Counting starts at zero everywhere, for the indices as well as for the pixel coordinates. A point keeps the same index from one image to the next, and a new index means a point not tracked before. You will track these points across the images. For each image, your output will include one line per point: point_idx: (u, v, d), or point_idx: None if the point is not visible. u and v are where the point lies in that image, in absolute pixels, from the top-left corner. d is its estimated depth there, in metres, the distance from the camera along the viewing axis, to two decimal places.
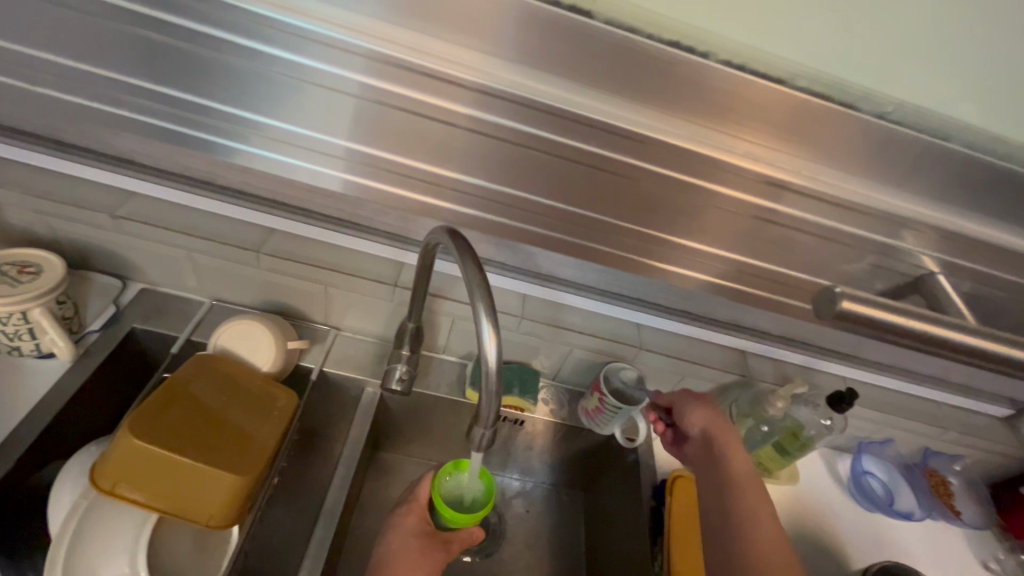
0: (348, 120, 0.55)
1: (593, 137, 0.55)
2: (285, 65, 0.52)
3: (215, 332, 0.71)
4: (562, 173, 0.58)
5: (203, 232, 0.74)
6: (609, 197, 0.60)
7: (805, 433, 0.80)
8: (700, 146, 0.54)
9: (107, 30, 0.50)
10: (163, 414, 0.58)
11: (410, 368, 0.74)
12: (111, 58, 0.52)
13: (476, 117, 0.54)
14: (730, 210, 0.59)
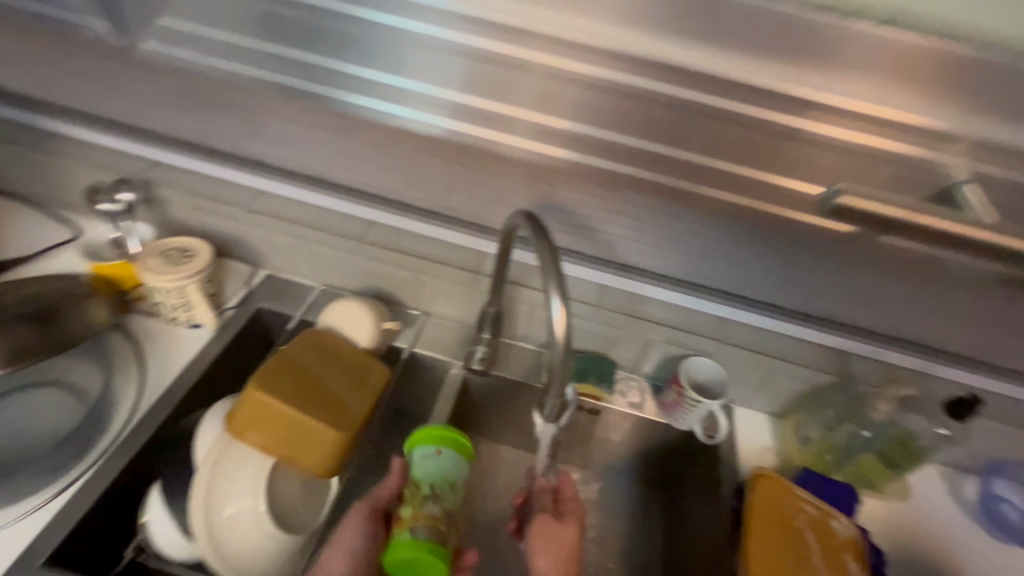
0: (441, 69, 0.56)
1: (680, 82, 0.52)
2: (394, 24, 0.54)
3: (325, 312, 0.79)
4: (656, 120, 0.55)
5: (318, 225, 0.84)
6: (715, 146, 0.55)
7: (917, 442, 0.73)
8: (795, 83, 0.50)
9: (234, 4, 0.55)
10: (281, 375, 0.66)
11: (491, 349, 0.78)
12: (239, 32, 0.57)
13: (565, 60, 0.52)
14: (855, 154, 0.53)
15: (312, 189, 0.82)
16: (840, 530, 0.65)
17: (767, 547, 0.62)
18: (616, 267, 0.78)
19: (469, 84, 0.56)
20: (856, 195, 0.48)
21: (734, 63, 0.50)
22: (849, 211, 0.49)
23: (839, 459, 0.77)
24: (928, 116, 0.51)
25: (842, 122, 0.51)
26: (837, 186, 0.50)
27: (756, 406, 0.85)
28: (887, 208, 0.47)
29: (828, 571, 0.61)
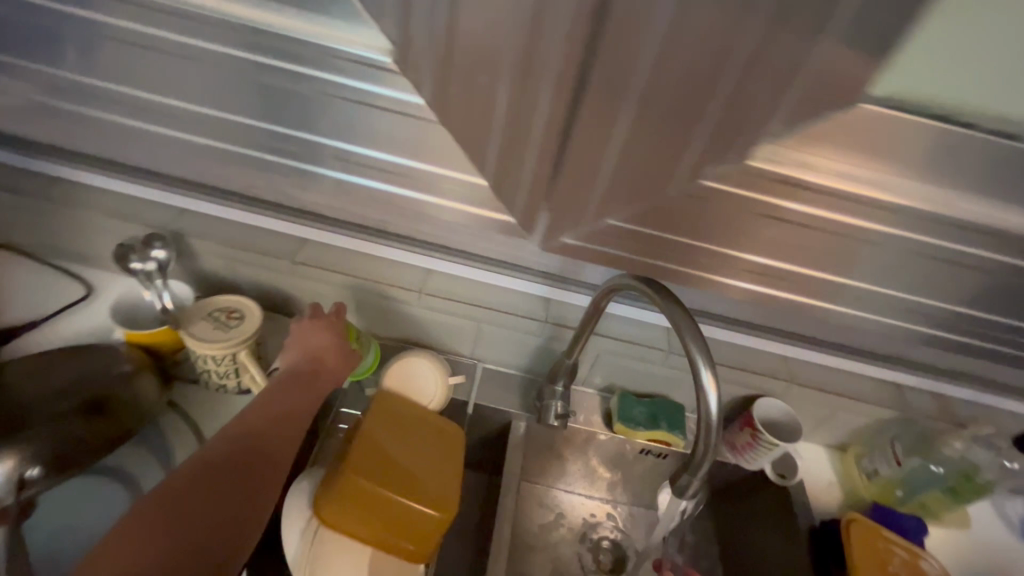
0: (441, 150, 0.51)
1: (680, 153, 0.46)
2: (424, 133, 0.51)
3: (389, 370, 0.74)
4: (639, 189, 0.50)
5: (369, 275, 0.78)
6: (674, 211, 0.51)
7: (982, 476, 0.75)
8: (767, 154, 0.45)
9: (348, 101, 0.49)
10: (357, 454, 0.60)
11: (567, 402, 0.76)
12: (344, 128, 0.51)
13: (548, 124, 0.46)
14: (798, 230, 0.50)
15: (370, 240, 0.77)
16: (931, 571, 0.66)
17: None
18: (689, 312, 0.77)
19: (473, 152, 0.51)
20: None
21: (717, 140, 0.45)
22: None
23: (910, 492, 0.79)
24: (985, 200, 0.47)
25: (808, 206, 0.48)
26: None
27: (817, 439, 0.87)
28: None
29: None
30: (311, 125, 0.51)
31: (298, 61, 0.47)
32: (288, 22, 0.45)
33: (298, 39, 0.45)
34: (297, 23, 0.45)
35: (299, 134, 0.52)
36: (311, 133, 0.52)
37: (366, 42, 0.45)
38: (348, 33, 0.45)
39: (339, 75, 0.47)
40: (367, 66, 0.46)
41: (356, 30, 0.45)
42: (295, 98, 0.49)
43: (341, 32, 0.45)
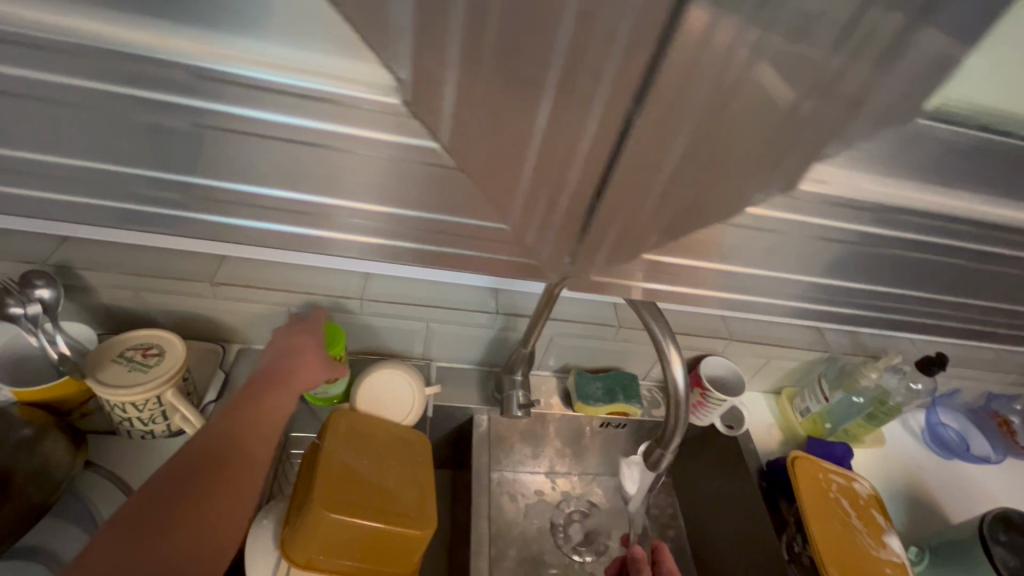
0: (398, 186, 0.42)
1: (702, 171, 0.41)
2: (368, 185, 0.41)
3: (361, 385, 0.73)
4: (652, 213, 0.44)
5: (303, 287, 0.72)
6: (680, 232, 0.46)
7: (893, 399, 0.84)
8: (784, 167, 0.41)
9: (243, 136, 0.38)
10: (329, 494, 0.55)
11: (528, 391, 0.75)
12: (239, 166, 0.40)
13: (551, 148, 0.39)
14: (799, 239, 0.47)
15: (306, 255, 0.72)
16: (863, 490, 0.75)
17: (833, 535, 0.68)
18: None
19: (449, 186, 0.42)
20: None
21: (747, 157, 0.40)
22: None
23: (835, 422, 0.88)
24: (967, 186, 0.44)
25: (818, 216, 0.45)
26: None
27: (755, 386, 0.94)
28: None
29: (868, 530, 0.70)
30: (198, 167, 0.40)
31: (168, 88, 0.36)
32: (140, 38, 0.34)
33: (159, 59, 0.34)
34: (155, 39, 0.34)
35: (183, 180, 0.41)
36: (196, 176, 0.41)
37: (253, 59, 0.35)
38: (231, 47, 0.35)
39: (222, 105, 0.37)
40: (261, 89, 0.36)
41: (237, 43, 0.35)
42: (170, 134, 0.38)
43: (210, 45, 0.34)
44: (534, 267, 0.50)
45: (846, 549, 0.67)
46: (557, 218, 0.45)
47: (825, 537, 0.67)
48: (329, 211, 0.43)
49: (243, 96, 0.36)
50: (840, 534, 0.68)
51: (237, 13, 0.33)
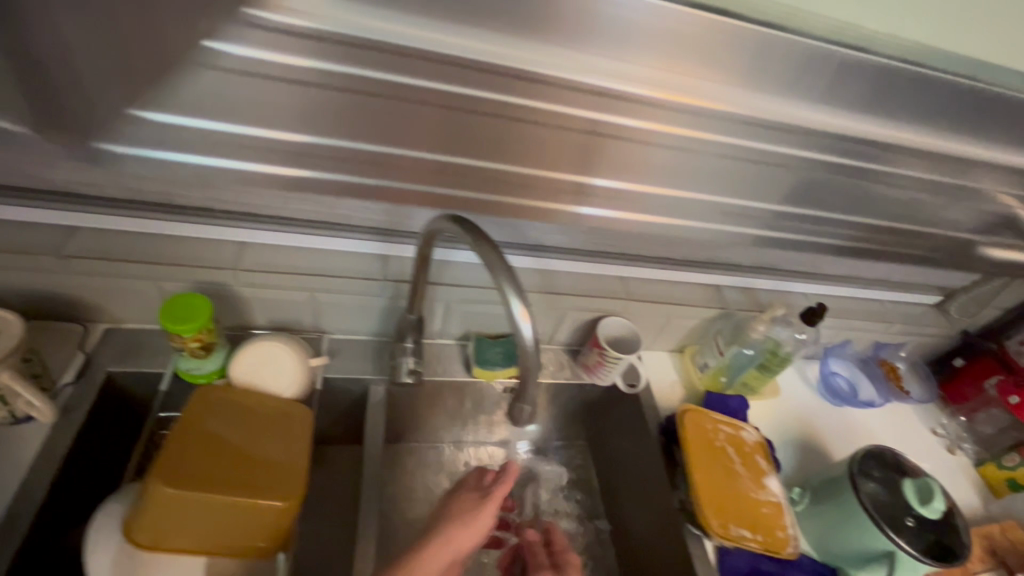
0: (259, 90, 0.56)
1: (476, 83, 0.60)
2: (319, 109, 0.59)
3: (234, 362, 0.67)
4: (450, 124, 0.63)
5: (166, 259, 0.67)
6: (479, 145, 0.65)
7: (784, 349, 0.87)
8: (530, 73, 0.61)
9: (227, 73, 0.55)
10: (178, 463, 0.53)
11: (418, 357, 0.73)
12: (197, 107, 0.57)
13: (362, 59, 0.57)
14: (565, 151, 0.67)
15: (176, 218, 0.68)
16: (749, 438, 0.78)
17: (718, 485, 0.70)
18: (525, 248, 0.81)
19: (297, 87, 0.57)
20: None
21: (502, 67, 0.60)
22: None
23: (730, 377, 0.91)
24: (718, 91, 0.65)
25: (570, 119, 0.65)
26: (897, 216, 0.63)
27: (659, 345, 0.95)
28: None
29: (748, 474, 0.73)
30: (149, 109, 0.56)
31: None
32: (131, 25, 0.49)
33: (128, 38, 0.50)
34: None
35: None
36: (189, 117, 0.58)
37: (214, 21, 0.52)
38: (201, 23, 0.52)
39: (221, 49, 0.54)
40: None
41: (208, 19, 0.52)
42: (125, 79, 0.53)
43: None
44: (443, 171, 0.67)
45: (730, 498, 0.69)
46: (375, 102, 0.60)
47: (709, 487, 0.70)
48: (282, 141, 0.61)
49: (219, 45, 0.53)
50: (727, 484, 0.70)
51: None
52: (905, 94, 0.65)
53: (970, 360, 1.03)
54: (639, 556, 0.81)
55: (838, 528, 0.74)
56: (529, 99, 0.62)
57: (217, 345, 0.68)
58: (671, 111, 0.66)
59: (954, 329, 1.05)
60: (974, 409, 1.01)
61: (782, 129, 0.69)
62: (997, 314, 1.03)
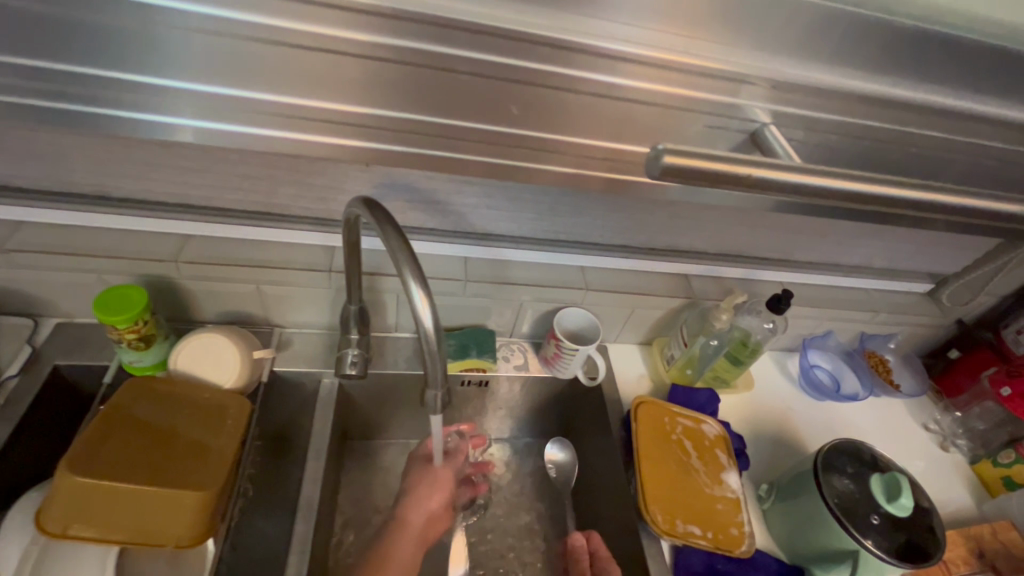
0: (251, 65, 0.49)
1: (501, 48, 0.50)
2: (357, 82, 0.51)
3: (173, 353, 0.67)
4: (484, 92, 0.53)
5: (101, 251, 0.66)
6: (520, 110, 0.55)
7: (753, 339, 0.83)
8: (569, 35, 0.50)
9: (269, 47, 0.48)
10: (102, 449, 0.55)
11: (363, 350, 0.72)
12: (133, 52, 0.47)
13: (375, 42, 0.48)
14: (652, 117, 0.57)
15: (113, 211, 0.68)
16: (710, 432, 0.78)
17: (661, 480, 0.72)
18: (474, 237, 0.79)
19: (267, 71, 0.50)
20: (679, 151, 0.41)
21: (529, 21, 0.49)
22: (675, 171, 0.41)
23: (698, 369, 0.87)
24: (720, 53, 0.53)
25: (643, 81, 0.53)
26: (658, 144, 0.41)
27: (626, 338, 0.92)
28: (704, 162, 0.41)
29: (705, 469, 0.74)
30: (71, 59, 0.47)
31: None
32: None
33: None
34: None
35: None
36: (193, 82, 0.50)
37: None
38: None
39: (245, 16, 0.46)
40: None
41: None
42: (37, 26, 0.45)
43: None
44: (504, 145, 0.58)
45: (672, 496, 0.71)
46: (400, 79, 0.52)
47: (653, 485, 0.71)
48: (301, 110, 0.53)
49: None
50: (671, 481, 0.72)
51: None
52: (930, 51, 0.53)
53: (965, 352, 0.97)
54: None
55: (803, 527, 0.70)
56: (570, 66, 0.52)
57: (158, 338, 0.68)
58: (671, 74, 0.53)
59: (948, 318, 0.98)
60: (969, 402, 0.95)
61: (790, 110, 0.56)
62: (994, 301, 0.96)
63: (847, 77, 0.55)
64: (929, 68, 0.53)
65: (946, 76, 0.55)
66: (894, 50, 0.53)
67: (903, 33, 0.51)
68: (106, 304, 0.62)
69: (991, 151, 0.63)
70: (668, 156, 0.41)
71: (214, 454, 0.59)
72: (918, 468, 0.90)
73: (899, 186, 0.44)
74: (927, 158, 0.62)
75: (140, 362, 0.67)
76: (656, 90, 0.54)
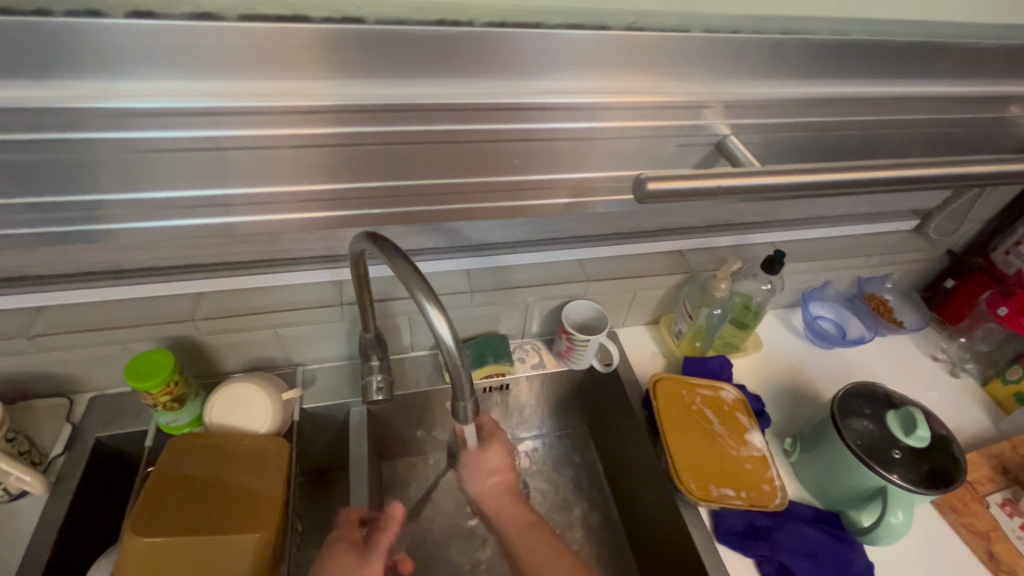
0: (250, 169, 0.53)
1: (455, 119, 0.52)
2: (329, 162, 0.54)
3: (208, 407, 0.70)
4: (455, 155, 0.56)
5: (121, 323, 0.69)
6: (487, 161, 0.58)
7: (754, 302, 0.86)
8: (514, 99, 0.52)
9: (247, 150, 0.51)
10: (162, 507, 0.59)
11: (385, 374, 0.74)
12: (126, 170, 0.50)
13: (341, 133, 0.51)
14: (617, 138, 0.59)
15: (127, 281, 0.71)
16: (728, 397, 0.81)
17: (689, 453, 0.74)
18: (472, 249, 0.82)
19: (249, 174, 0.53)
20: (662, 178, 0.46)
21: (477, 95, 0.51)
22: (657, 196, 0.46)
23: (706, 340, 0.89)
24: (668, 87, 0.55)
25: (606, 122, 0.57)
26: (641, 173, 0.46)
27: (634, 320, 0.95)
28: (681, 180, 0.47)
29: (729, 433, 0.77)
30: (71, 188, 0.50)
31: None
32: (37, 92, 0.43)
33: (18, 107, 0.43)
34: None
35: None
36: (193, 188, 0.53)
37: (159, 93, 0.45)
38: (134, 88, 0.45)
39: (217, 130, 0.48)
40: None
41: (148, 83, 0.45)
42: (35, 166, 0.48)
43: None
44: (480, 190, 0.61)
45: (703, 466, 0.73)
46: (377, 158, 0.55)
47: (683, 460, 0.73)
48: (287, 196, 0.55)
49: (195, 118, 0.47)
50: (699, 452, 0.75)
51: (136, 57, 0.43)
52: (860, 53, 0.56)
53: (961, 280, 1.01)
54: (642, 528, 0.82)
55: (830, 471, 0.73)
56: (533, 121, 0.55)
57: (190, 396, 0.71)
58: (623, 113, 0.56)
59: (938, 250, 1.00)
60: (971, 327, 0.98)
61: (746, 114, 0.59)
62: (978, 227, 0.99)
63: (791, 86, 0.58)
64: (868, 57, 0.56)
65: (888, 65, 0.58)
66: (830, 51, 0.55)
67: (833, 35, 0.54)
68: (135, 372, 0.65)
69: (937, 119, 0.65)
70: (651, 183, 0.46)
71: (265, 493, 0.62)
72: (932, 397, 0.93)
73: (836, 175, 0.50)
74: (883, 129, 0.65)
75: (176, 422, 0.70)
76: (615, 125, 0.57)
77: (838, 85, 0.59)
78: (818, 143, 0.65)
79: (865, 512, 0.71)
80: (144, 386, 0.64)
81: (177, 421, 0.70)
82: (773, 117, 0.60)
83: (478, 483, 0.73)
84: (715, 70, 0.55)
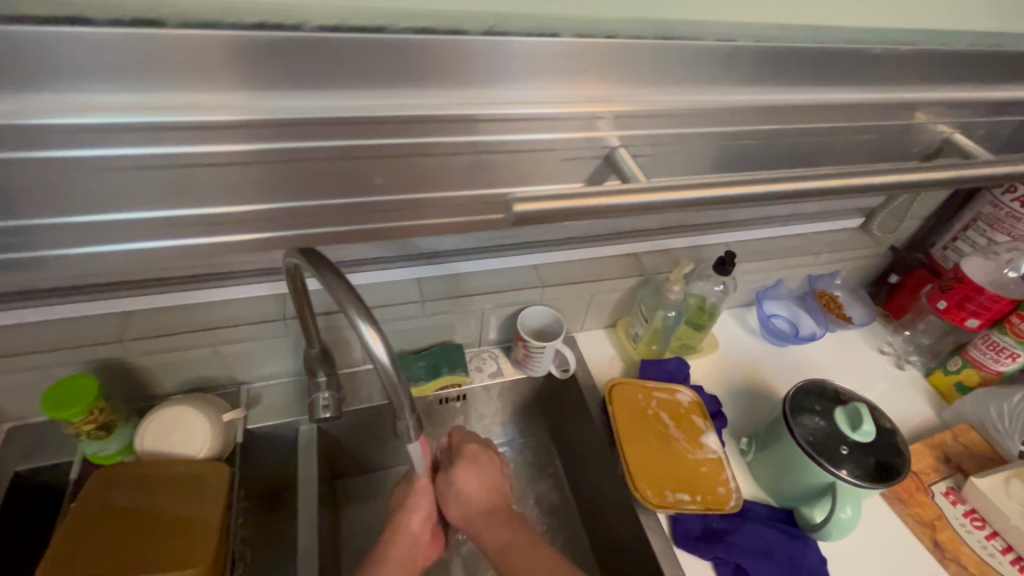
0: (126, 192, 0.39)
1: (394, 135, 0.41)
2: (251, 187, 0.41)
3: (138, 435, 0.65)
4: (395, 176, 0.44)
5: (38, 347, 0.64)
6: (434, 181, 0.46)
7: (708, 302, 0.87)
8: (463, 112, 0.42)
9: (122, 173, 0.38)
10: (86, 543, 0.56)
11: (334, 391, 0.71)
12: (13, 197, 0.37)
13: (246, 149, 0.39)
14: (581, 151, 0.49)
15: (44, 302, 0.65)
16: (684, 399, 0.82)
17: (646, 459, 0.74)
18: (422, 258, 0.79)
19: (141, 200, 0.39)
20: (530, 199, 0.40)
21: (415, 106, 0.41)
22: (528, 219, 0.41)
23: (663, 342, 0.90)
24: (642, 96, 0.48)
25: (567, 134, 0.47)
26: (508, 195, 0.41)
27: (592, 324, 0.94)
28: (558, 202, 0.41)
29: (685, 437, 0.77)
30: None
31: None
32: None
33: None
34: None
35: None
36: (95, 218, 0.40)
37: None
38: None
39: (170, 146, 0.37)
40: None
41: (27, 95, 0.34)
42: None
43: None
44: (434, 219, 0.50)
45: (659, 471, 0.73)
46: (296, 175, 0.42)
47: (639, 466, 0.73)
48: (199, 231, 0.42)
49: (44, 138, 0.35)
50: (655, 457, 0.75)
51: (31, 68, 0.33)
52: (841, 60, 0.51)
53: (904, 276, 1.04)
54: (603, 532, 0.81)
55: (782, 468, 0.74)
56: (488, 134, 0.44)
57: (118, 423, 0.66)
58: (602, 122, 0.47)
59: (882, 247, 1.03)
60: (914, 320, 1.02)
61: (734, 128, 0.52)
62: (919, 224, 1.03)
63: (772, 94, 0.52)
64: (850, 64, 0.52)
65: (873, 71, 0.53)
66: (814, 58, 0.50)
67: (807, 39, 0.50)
68: (53, 400, 0.60)
69: (924, 129, 0.61)
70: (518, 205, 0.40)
71: (199, 522, 0.59)
72: (880, 390, 0.96)
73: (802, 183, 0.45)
74: (869, 140, 0.60)
75: (103, 453, 0.65)
76: (569, 138, 0.47)
77: (827, 91, 0.53)
78: (810, 151, 0.58)
79: (816, 508, 0.72)
80: (66, 416, 0.60)
81: (105, 450, 0.65)
82: (770, 124, 0.53)
83: (454, 510, 0.72)
84: (692, 76, 0.48)
